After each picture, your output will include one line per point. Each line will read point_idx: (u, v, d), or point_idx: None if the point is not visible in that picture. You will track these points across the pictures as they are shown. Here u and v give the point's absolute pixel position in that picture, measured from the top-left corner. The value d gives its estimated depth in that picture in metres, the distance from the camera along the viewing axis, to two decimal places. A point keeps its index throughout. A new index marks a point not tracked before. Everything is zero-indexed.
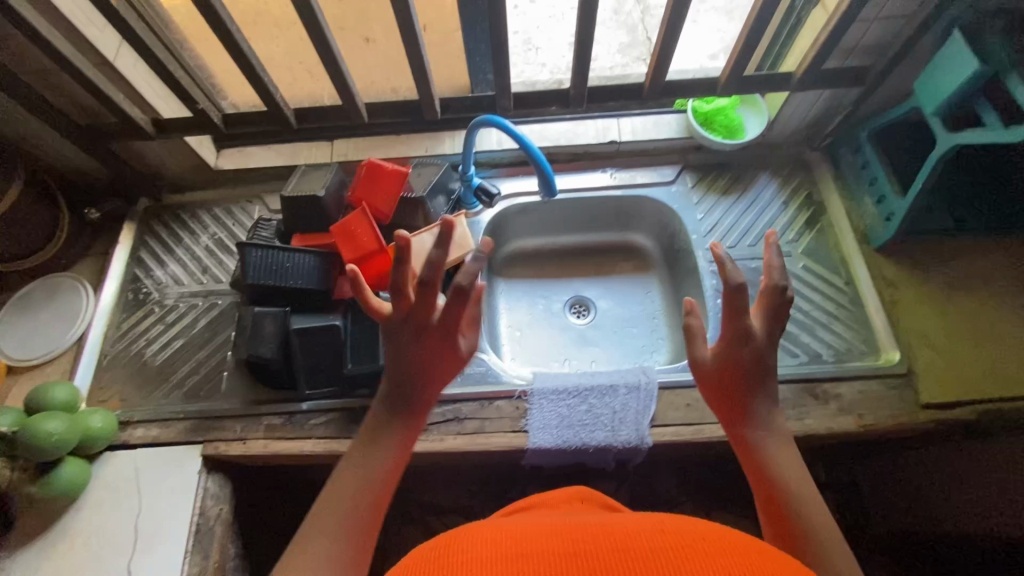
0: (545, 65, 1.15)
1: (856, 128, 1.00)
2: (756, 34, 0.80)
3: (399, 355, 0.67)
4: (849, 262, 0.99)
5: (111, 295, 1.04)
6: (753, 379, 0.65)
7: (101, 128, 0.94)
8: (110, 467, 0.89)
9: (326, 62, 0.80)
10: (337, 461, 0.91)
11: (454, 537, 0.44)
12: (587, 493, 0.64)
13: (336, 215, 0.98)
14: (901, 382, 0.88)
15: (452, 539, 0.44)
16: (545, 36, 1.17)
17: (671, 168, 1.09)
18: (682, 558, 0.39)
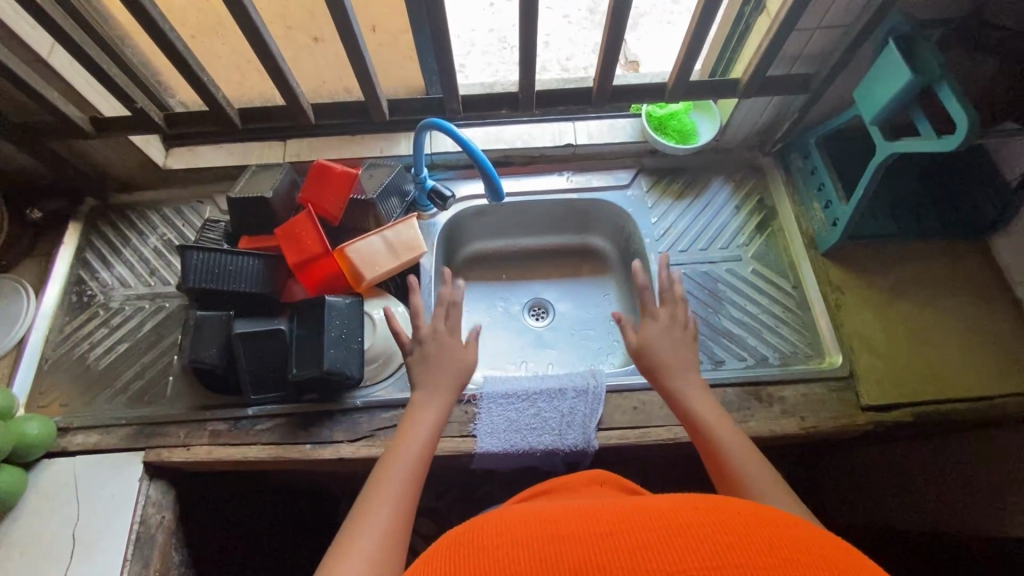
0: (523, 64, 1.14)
1: (805, 134, 1.01)
2: (700, 41, 0.80)
3: (418, 367, 0.76)
4: (797, 265, 1.01)
5: (53, 298, 1.01)
6: (679, 360, 0.75)
7: (38, 127, 0.91)
8: (48, 474, 0.87)
9: (266, 63, 0.78)
10: (284, 467, 0.90)
11: (487, 520, 0.44)
12: (607, 478, 0.66)
13: (284, 217, 0.97)
14: (844, 384, 0.90)
15: (485, 520, 0.44)
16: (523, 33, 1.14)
17: (627, 172, 1.10)
18: (723, 534, 0.38)
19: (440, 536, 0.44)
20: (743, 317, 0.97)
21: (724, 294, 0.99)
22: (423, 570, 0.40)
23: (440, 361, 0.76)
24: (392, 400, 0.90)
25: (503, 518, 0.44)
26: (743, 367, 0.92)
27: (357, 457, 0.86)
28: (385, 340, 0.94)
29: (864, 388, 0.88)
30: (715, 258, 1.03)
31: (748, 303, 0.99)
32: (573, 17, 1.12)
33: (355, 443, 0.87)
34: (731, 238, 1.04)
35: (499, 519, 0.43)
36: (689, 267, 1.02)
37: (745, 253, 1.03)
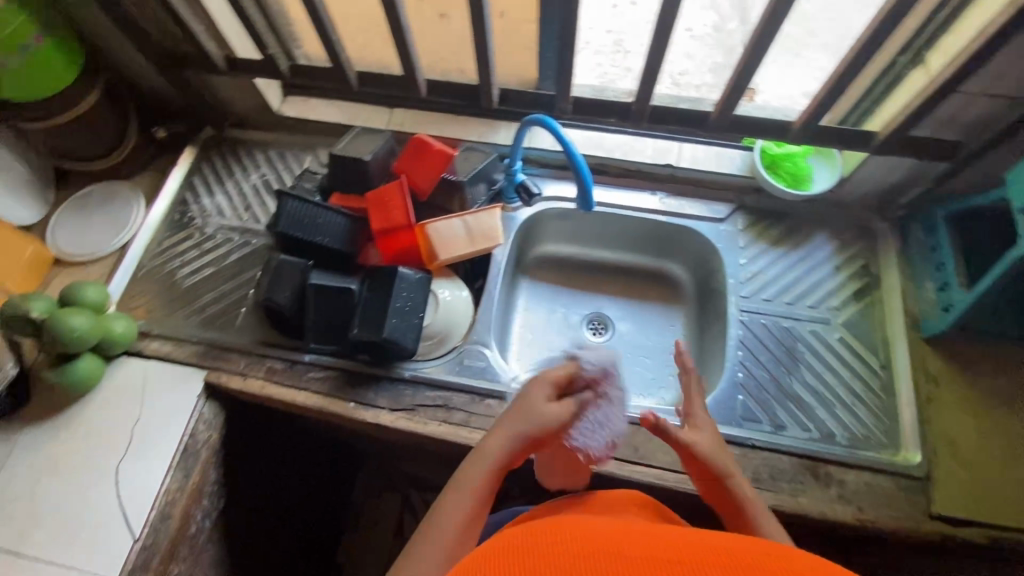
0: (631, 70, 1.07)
1: (934, 204, 0.92)
2: (839, 87, 0.75)
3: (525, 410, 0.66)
4: (891, 345, 0.92)
5: (159, 212, 1.09)
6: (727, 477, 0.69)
7: (178, 55, 0.98)
8: (123, 370, 0.95)
9: (395, 34, 0.80)
10: (326, 418, 0.93)
11: (552, 533, 0.48)
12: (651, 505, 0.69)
13: (377, 182, 0.99)
14: (915, 484, 0.82)
15: (551, 534, 0.48)
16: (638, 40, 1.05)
17: (725, 206, 1.04)
18: None
19: (507, 535, 0.49)
20: (817, 385, 0.90)
21: (802, 356, 0.92)
22: (487, 556, 0.45)
23: (532, 413, 0.66)
24: (438, 381, 0.91)
25: (567, 534, 0.47)
26: (807, 439, 0.86)
27: (393, 427, 0.88)
28: (444, 320, 0.95)
29: (938, 495, 0.81)
30: (801, 316, 0.96)
31: (827, 372, 0.91)
32: (698, 32, 1.03)
33: (395, 413, 0.88)
34: (823, 298, 0.97)
35: (564, 534, 0.47)
36: (769, 319, 0.95)
37: (834, 318, 0.95)
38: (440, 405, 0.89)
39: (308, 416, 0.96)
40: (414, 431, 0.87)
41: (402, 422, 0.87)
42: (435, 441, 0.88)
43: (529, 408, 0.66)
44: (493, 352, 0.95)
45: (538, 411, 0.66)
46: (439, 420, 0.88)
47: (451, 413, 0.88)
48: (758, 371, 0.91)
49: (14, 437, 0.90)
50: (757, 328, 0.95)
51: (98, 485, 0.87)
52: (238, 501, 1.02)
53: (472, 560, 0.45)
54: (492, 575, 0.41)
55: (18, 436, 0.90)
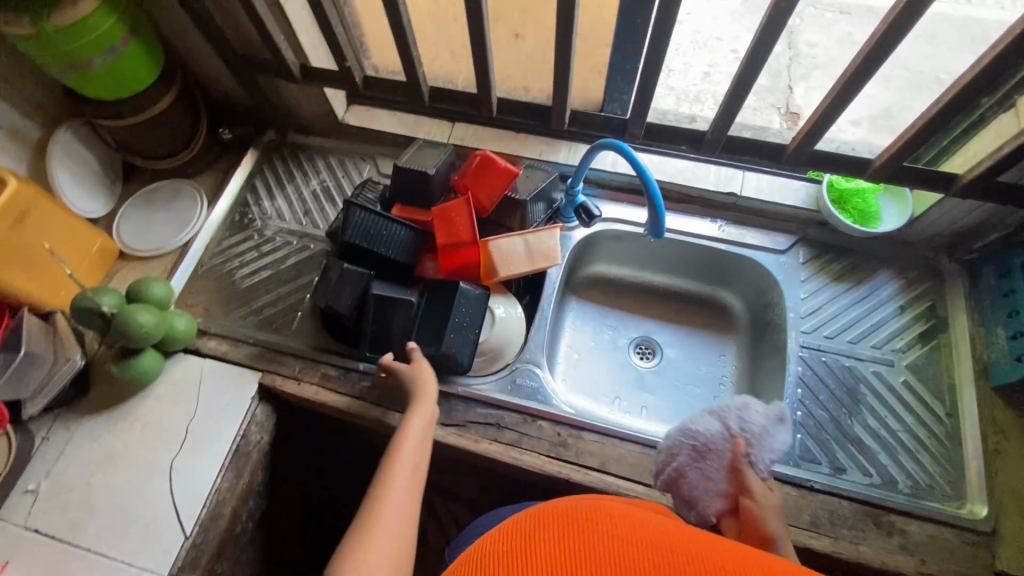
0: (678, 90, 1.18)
1: (1011, 250, 0.89)
2: (929, 128, 0.73)
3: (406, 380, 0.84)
4: (958, 392, 0.89)
5: (221, 212, 1.11)
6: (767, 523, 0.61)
7: (254, 61, 1.00)
8: (181, 367, 0.96)
9: (476, 52, 0.80)
10: (376, 428, 0.93)
11: (613, 510, 0.46)
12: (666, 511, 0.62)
13: (438, 195, 1.00)
14: (981, 540, 0.79)
15: (611, 511, 0.46)
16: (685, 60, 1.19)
17: (786, 237, 1.02)
18: None
19: (565, 502, 0.48)
20: (878, 429, 0.88)
21: (864, 397, 0.90)
22: (543, 522, 0.45)
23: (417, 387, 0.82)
24: (491, 399, 0.90)
25: (627, 515, 0.45)
26: (867, 485, 0.83)
27: (444, 442, 0.87)
28: (499, 338, 0.94)
29: (1006, 553, 0.78)
30: (863, 356, 0.93)
31: (890, 416, 0.89)
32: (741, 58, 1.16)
33: (446, 428, 0.88)
34: (886, 339, 0.94)
35: (625, 517, 0.45)
36: (830, 356, 0.93)
37: (898, 360, 0.93)
38: (491, 422, 0.89)
39: (357, 424, 0.96)
40: (464, 448, 0.87)
41: (454, 438, 0.87)
42: (484, 458, 0.88)
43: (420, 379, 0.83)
44: (545, 372, 0.95)
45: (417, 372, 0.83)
46: (491, 438, 0.87)
47: (503, 432, 0.88)
48: (818, 410, 0.89)
49: (73, 426, 0.92)
50: (817, 365, 0.93)
51: (152, 479, 0.88)
52: (280, 503, 1.02)
53: (527, 520, 0.45)
54: (541, 542, 0.42)
55: (77, 425, 0.92)
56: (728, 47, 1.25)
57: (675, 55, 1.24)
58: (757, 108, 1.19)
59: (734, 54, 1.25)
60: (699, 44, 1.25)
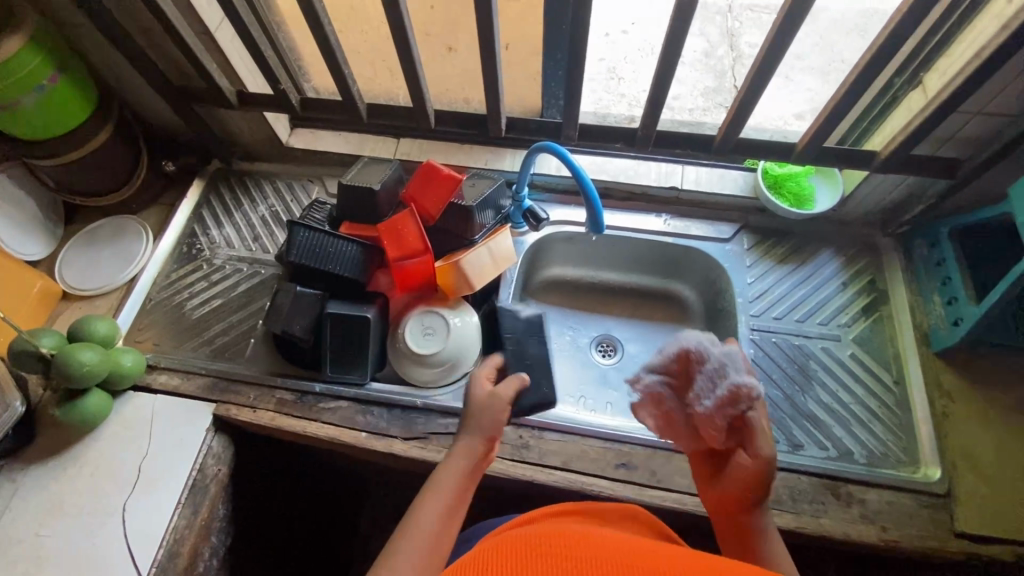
0: (624, 95, 1.21)
1: (937, 221, 0.94)
2: (841, 109, 0.76)
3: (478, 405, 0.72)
4: (903, 360, 0.92)
5: (167, 245, 1.09)
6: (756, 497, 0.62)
7: (189, 91, 0.99)
8: (131, 405, 0.93)
9: (405, 66, 0.82)
10: (339, 449, 0.91)
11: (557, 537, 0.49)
12: (655, 523, 0.68)
13: (386, 210, 1.00)
14: (938, 502, 0.81)
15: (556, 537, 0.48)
16: (630, 67, 1.23)
17: (729, 226, 1.05)
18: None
19: (511, 536, 0.50)
20: (832, 403, 0.90)
21: (815, 373, 0.92)
22: (501, 552, 0.46)
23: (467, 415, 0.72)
24: (450, 409, 0.90)
25: (570, 538, 0.48)
26: (825, 459, 0.85)
27: (407, 456, 0.86)
28: (456, 349, 0.93)
29: (962, 512, 0.80)
30: (812, 333, 0.96)
31: (841, 389, 0.91)
32: (688, 58, 1.25)
33: (408, 442, 0.87)
34: (832, 315, 0.97)
35: (568, 539, 0.48)
36: (780, 337, 0.96)
37: (845, 335, 0.96)
38: (453, 432, 0.88)
39: (319, 447, 0.94)
40: (427, 460, 0.86)
41: (416, 451, 0.86)
42: None
43: (480, 409, 0.72)
44: None
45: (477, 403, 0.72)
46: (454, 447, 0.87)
47: None
48: (773, 391, 0.91)
49: (17, 476, 0.88)
50: (769, 346, 0.95)
51: (105, 523, 0.85)
52: (245, 537, 0.99)
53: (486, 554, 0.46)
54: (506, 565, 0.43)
55: (21, 474, 0.88)
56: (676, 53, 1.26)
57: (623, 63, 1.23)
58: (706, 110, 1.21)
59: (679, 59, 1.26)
60: (645, 51, 1.24)
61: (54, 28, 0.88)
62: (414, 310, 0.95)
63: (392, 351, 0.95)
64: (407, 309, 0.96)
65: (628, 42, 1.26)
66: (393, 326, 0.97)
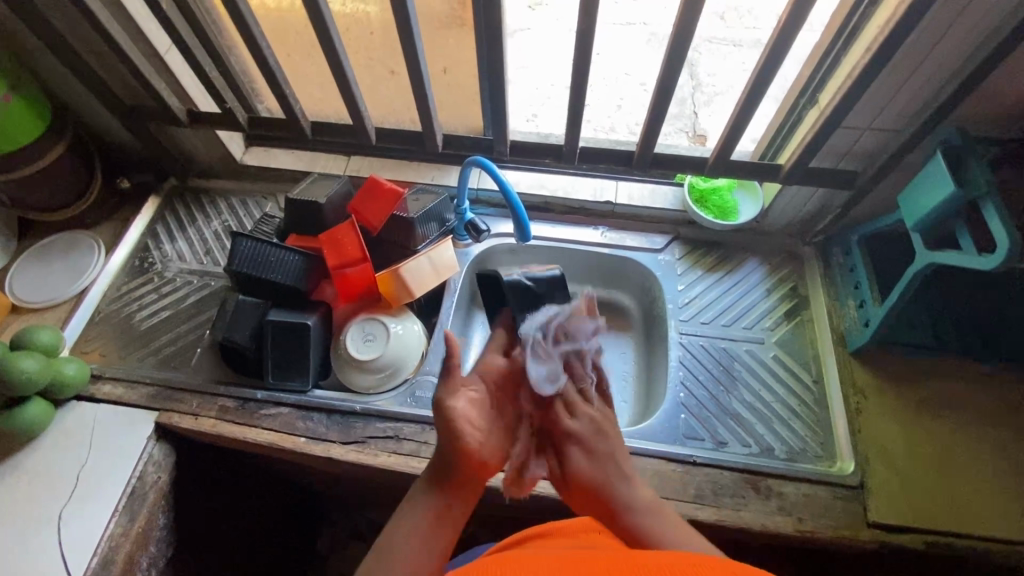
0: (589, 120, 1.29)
1: (848, 230, 1.00)
2: (741, 126, 0.83)
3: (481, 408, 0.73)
4: (822, 360, 0.98)
5: (120, 259, 1.12)
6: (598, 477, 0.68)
7: (142, 111, 1.04)
8: (72, 414, 0.94)
9: (342, 86, 0.88)
10: (281, 456, 0.93)
11: None
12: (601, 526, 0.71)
13: (332, 223, 1.04)
14: (852, 494, 0.85)
15: None
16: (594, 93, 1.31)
17: (662, 237, 1.11)
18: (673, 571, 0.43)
19: None
20: (754, 402, 0.95)
21: (740, 375, 0.97)
22: None
23: (446, 425, 0.68)
24: (389, 413, 0.92)
25: None
26: (746, 455, 0.89)
27: (344, 460, 0.88)
28: (395, 354, 0.96)
29: (874, 502, 0.83)
30: (737, 337, 1.01)
31: (763, 389, 0.96)
32: (649, 86, 1.33)
33: (345, 446, 0.89)
34: (756, 319, 1.03)
35: None
36: (707, 340, 1.01)
37: (768, 338, 1.01)
38: (390, 435, 0.90)
39: (262, 455, 0.96)
40: (364, 463, 0.88)
41: (353, 455, 0.88)
42: (385, 472, 0.89)
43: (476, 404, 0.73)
44: None
45: (462, 420, 0.69)
46: (390, 450, 0.89)
47: (402, 443, 0.89)
48: (699, 392, 0.96)
49: None
50: (697, 349, 1.00)
51: (38, 532, 0.85)
52: (187, 547, 0.99)
53: None
54: None
55: None
56: (636, 81, 1.34)
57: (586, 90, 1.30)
58: (668, 133, 1.27)
59: (643, 87, 1.33)
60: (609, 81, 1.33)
61: (8, 49, 0.93)
62: (356, 318, 0.99)
63: (334, 358, 0.98)
64: (351, 316, 1.00)
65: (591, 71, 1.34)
66: (336, 333, 1.00)
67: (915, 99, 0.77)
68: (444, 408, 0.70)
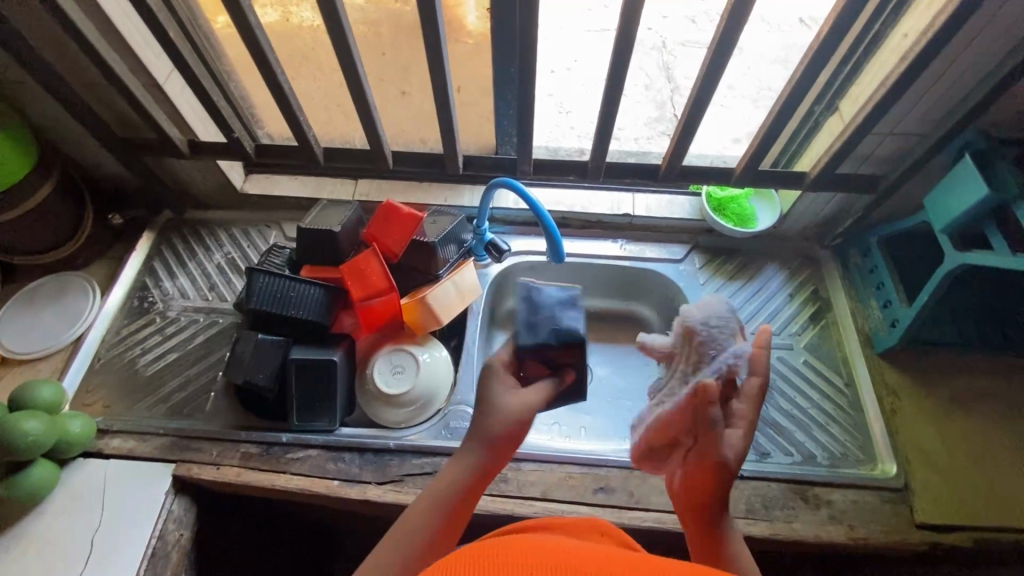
0: (574, 128, 1.26)
1: (866, 232, 1.02)
2: (771, 136, 0.83)
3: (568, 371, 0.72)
4: (852, 363, 0.98)
5: (116, 300, 1.05)
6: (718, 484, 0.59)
7: (138, 143, 0.98)
8: (81, 473, 0.87)
9: (360, 109, 0.84)
10: (310, 502, 0.88)
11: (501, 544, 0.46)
12: (612, 528, 0.68)
13: (348, 251, 1.00)
14: (897, 496, 0.85)
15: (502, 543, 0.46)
16: (576, 100, 1.28)
17: (680, 247, 1.11)
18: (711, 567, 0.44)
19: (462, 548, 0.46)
20: (791, 410, 0.94)
21: (773, 382, 0.97)
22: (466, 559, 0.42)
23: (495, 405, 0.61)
24: (425, 447, 0.88)
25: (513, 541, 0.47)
26: (790, 464, 0.89)
27: (382, 501, 0.84)
28: (426, 385, 0.93)
29: (920, 504, 0.84)
30: None
31: (798, 395, 0.96)
32: (630, 91, 1.30)
33: (382, 486, 0.85)
34: (783, 326, 1.03)
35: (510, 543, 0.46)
36: None
37: (796, 343, 1.01)
38: (429, 471, 0.87)
39: (290, 501, 0.90)
40: (405, 504, 0.84)
41: (393, 495, 0.84)
42: None
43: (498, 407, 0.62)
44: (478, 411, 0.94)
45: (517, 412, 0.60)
46: None
47: None
48: None
49: None
50: None
51: None
52: None
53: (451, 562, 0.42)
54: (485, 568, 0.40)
55: None
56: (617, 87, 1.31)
57: (568, 98, 1.28)
58: (654, 138, 1.25)
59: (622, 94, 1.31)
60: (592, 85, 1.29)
61: None
62: (382, 349, 0.95)
63: (361, 394, 0.94)
64: (374, 346, 0.97)
65: (572, 78, 1.31)
66: (361, 367, 0.96)
67: (941, 104, 0.78)
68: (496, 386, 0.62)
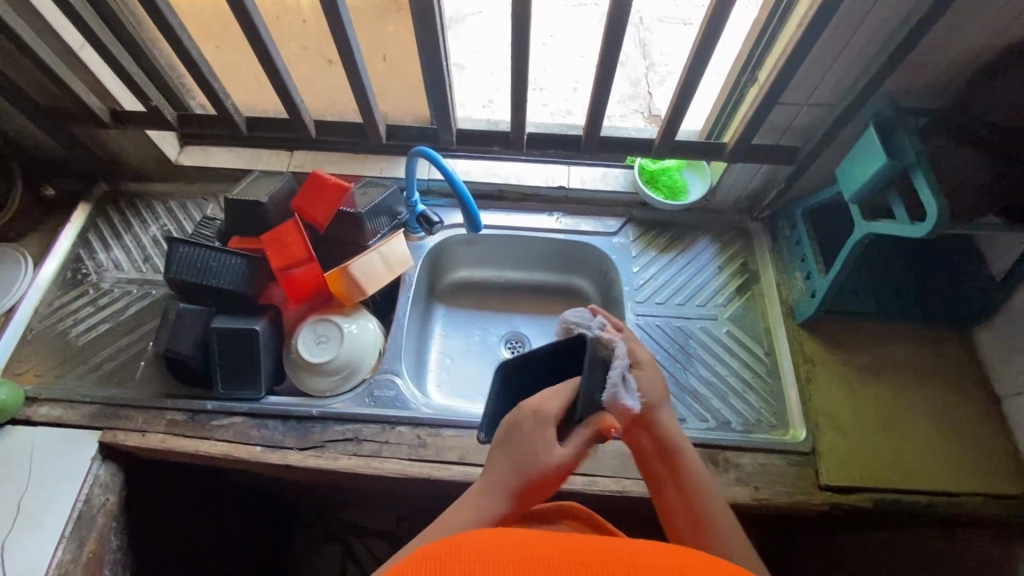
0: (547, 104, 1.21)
1: (792, 204, 1.03)
2: (684, 106, 0.83)
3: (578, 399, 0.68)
4: (773, 332, 1.00)
5: (50, 272, 1.05)
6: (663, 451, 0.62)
7: (61, 113, 0.97)
8: (8, 440, 0.89)
9: (273, 79, 0.84)
10: (234, 467, 0.90)
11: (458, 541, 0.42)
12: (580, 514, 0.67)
13: (276, 222, 0.99)
14: (804, 460, 0.88)
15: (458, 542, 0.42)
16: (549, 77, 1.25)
17: (615, 220, 1.12)
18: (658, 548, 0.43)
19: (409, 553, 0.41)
20: (710, 378, 0.97)
21: (695, 352, 0.99)
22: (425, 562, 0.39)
23: (525, 441, 0.59)
24: (348, 413, 0.90)
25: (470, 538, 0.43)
26: (703, 429, 0.91)
27: (302, 466, 0.86)
28: (350, 354, 0.94)
29: (826, 467, 0.86)
30: (692, 315, 1.03)
31: (718, 364, 0.98)
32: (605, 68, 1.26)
33: (303, 452, 0.87)
34: (710, 296, 1.05)
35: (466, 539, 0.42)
36: (663, 320, 1.02)
37: (721, 314, 1.03)
38: (350, 437, 0.89)
39: (217, 467, 0.93)
40: (323, 468, 0.86)
41: (312, 459, 0.86)
42: (346, 475, 0.87)
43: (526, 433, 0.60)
44: (403, 379, 0.96)
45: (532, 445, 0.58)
46: (350, 453, 0.87)
47: (362, 445, 0.88)
48: None
49: None
50: (653, 329, 1.01)
51: None
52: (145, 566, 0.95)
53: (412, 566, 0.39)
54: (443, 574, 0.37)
55: None
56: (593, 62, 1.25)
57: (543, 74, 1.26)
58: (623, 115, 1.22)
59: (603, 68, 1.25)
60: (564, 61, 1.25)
61: None
62: (307, 319, 0.97)
63: (288, 363, 0.95)
64: (301, 318, 0.98)
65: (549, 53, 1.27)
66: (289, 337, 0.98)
67: (846, 74, 0.79)
68: (524, 421, 0.60)
